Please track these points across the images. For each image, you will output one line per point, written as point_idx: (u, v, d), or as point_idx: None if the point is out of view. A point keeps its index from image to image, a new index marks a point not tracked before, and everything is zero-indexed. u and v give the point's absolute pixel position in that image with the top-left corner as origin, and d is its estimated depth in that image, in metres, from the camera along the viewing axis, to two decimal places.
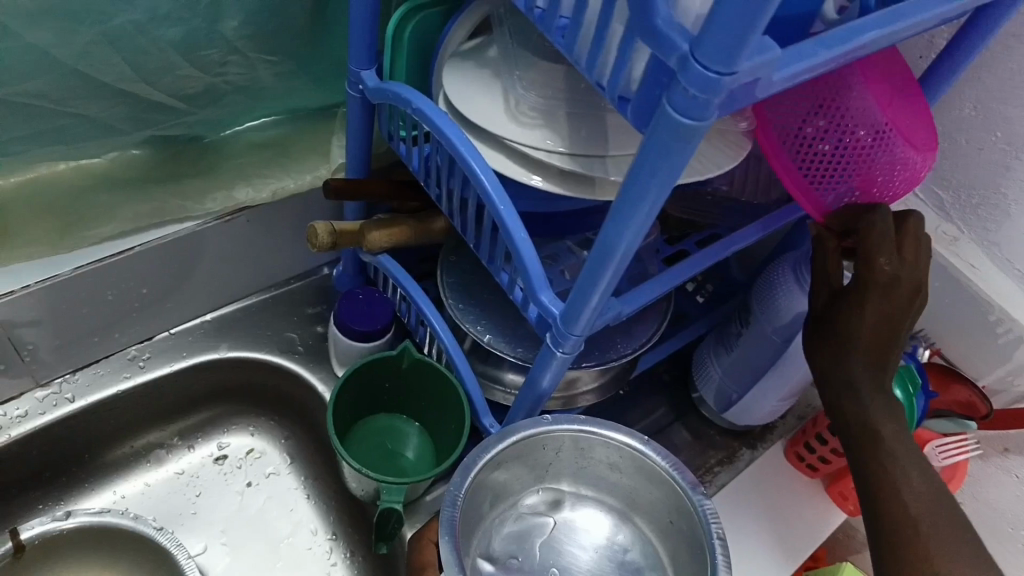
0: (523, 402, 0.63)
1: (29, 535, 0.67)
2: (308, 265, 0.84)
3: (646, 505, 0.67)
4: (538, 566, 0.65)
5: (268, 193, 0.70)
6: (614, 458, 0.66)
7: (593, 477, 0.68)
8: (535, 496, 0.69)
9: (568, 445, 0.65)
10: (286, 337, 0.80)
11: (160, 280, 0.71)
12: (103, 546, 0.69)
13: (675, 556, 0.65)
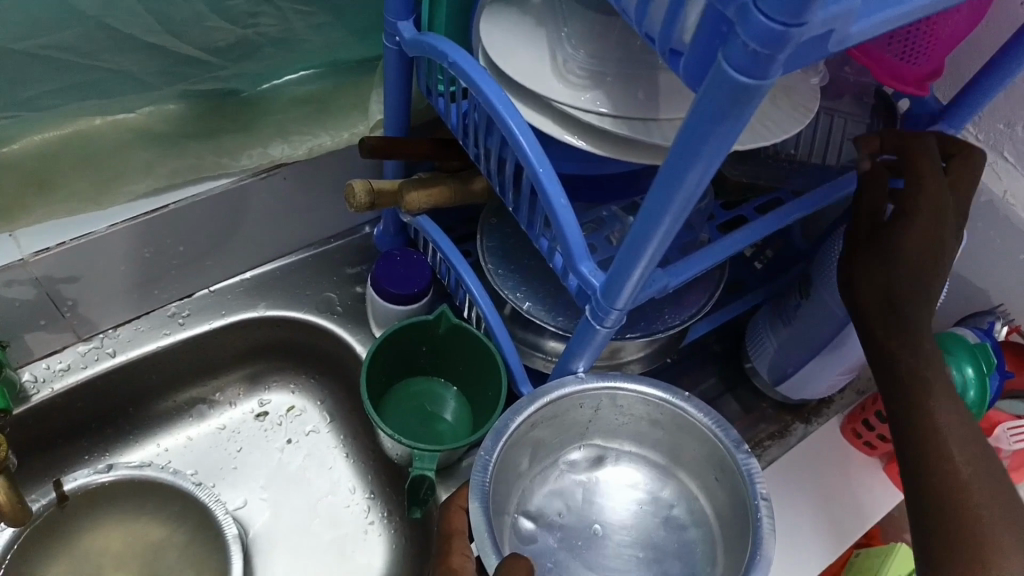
0: (559, 373, 0.60)
1: (73, 486, 0.66)
2: (347, 223, 0.82)
3: (690, 461, 0.63)
4: (579, 524, 0.62)
5: (304, 151, 0.68)
6: (653, 414, 0.62)
7: (635, 433, 0.65)
8: (577, 453, 0.66)
9: (606, 402, 0.62)
10: (325, 297, 0.78)
11: (198, 238, 0.69)
12: (148, 499, 0.69)
13: (719, 511, 0.61)
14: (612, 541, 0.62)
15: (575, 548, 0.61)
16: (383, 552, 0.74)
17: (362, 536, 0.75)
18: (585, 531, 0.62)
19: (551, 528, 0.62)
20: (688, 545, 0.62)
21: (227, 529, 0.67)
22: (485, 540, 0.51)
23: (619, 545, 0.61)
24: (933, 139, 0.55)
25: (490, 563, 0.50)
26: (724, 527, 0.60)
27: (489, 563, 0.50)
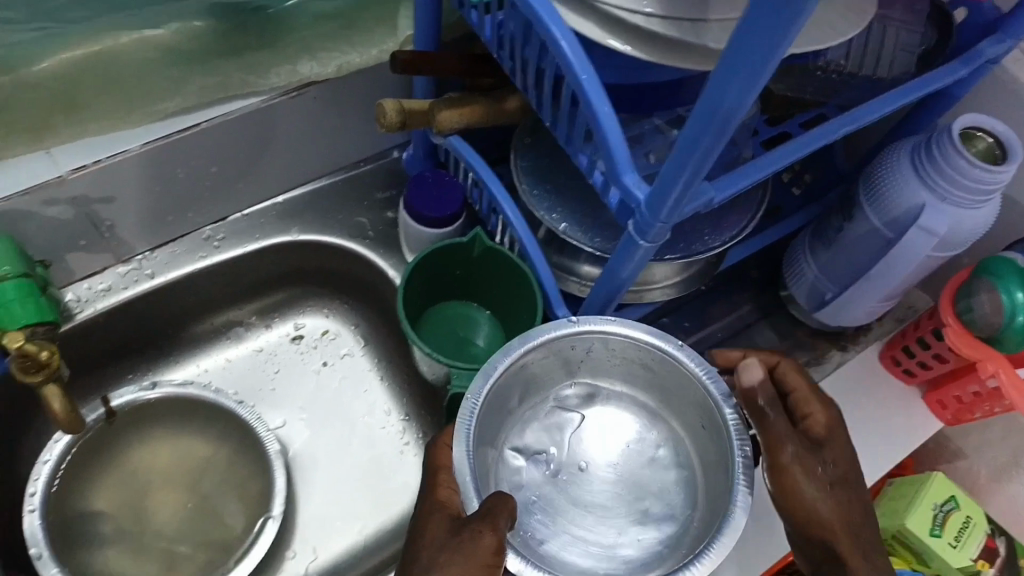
0: (598, 292, 0.59)
1: (120, 403, 0.68)
2: (377, 147, 0.80)
3: (681, 406, 0.59)
4: (564, 463, 0.59)
5: (332, 69, 0.65)
6: (646, 359, 0.58)
7: (629, 373, 0.61)
8: (570, 390, 0.62)
9: (597, 343, 0.58)
10: (357, 222, 0.77)
11: (230, 159, 0.68)
12: (196, 415, 0.71)
13: (704, 459, 0.58)
14: (597, 482, 0.58)
15: (562, 484, 0.58)
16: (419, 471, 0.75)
17: (399, 455, 0.76)
18: (570, 469, 0.59)
19: (535, 466, 0.59)
20: (666, 489, 0.58)
21: (271, 445, 0.68)
22: (467, 483, 0.50)
23: (603, 487, 0.58)
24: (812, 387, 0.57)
25: (469, 507, 0.49)
26: (708, 474, 0.57)
27: (467, 506, 0.49)
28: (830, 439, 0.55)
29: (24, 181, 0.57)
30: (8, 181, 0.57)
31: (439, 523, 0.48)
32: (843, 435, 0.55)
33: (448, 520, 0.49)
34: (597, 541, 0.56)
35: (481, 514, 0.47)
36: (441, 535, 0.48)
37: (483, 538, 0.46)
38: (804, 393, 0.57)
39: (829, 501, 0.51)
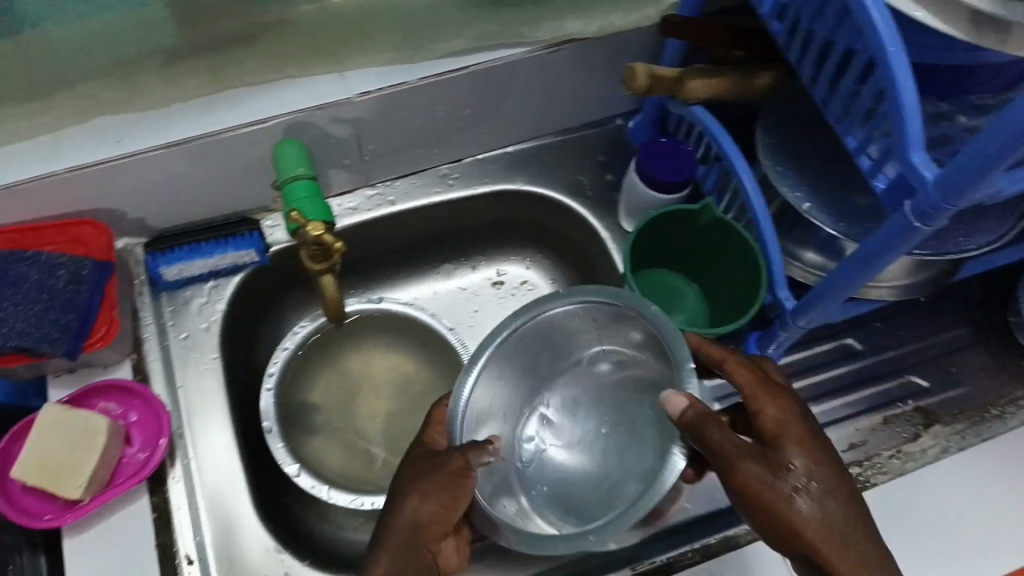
0: (839, 277, 0.55)
1: (351, 309, 0.75)
2: (603, 113, 0.80)
3: (638, 365, 0.58)
4: (590, 431, 0.60)
5: (595, 29, 0.65)
6: (593, 314, 0.58)
7: (615, 336, 0.59)
8: (603, 360, 0.61)
9: (571, 313, 0.59)
10: (576, 180, 0.79)
11: (480, 104, 0.71)
12: (411, 335, 0.77)
13: (621, 429, 0.58)
14: (600, 445, 0.58)
15: (518, 434, 0.60)
16: None
17: None
18: (529, 419, 0.61)
19: (524, 419, 0.60)
20: (610, 450, 0.57)
21: None
22: (464, 421, 0.56)
23: (553, 446, 0.60)
24: (784, 396, 0.51)
25: (455, 440, 0.55)
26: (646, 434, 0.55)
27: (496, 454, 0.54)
28: (779, 438, 0.49)
29: (316, 99, 0.63)
30: (299, 98, 0.63)
31: (421, 458, 0.54)
32: (812, 444, 0.49)
33: (426, 453, 0.54)
34: (551, 496, 0.57)
35: (460, 448, 0.53)
36: (416, 462, 0.54)
37: (450, 462, 0.52)
38: (779, 401, 0.51)
39: (849, 529, 0.47)
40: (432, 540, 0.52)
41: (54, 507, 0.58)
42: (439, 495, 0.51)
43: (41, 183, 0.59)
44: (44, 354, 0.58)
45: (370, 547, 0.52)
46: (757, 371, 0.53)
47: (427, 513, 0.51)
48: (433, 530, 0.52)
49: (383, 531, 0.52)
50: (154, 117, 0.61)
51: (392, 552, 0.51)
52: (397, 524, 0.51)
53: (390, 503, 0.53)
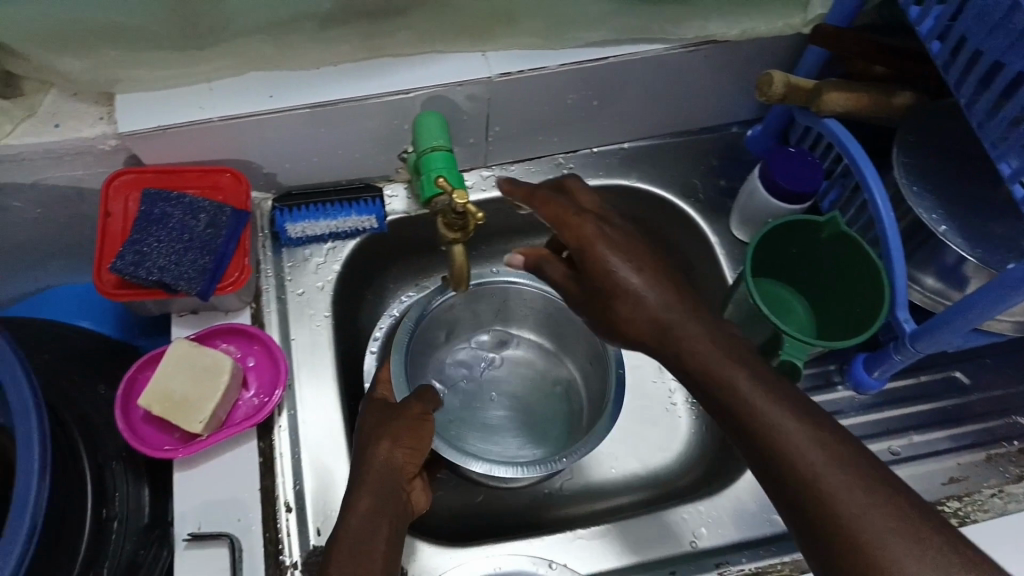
0: (973, 303, 0.53)
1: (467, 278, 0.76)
2: (724, 119, 0.79)
3: (572, 344, 0.79)
4: (482, 389, 0.78)
5: (738, 32, 0.65)
6: (547, 309, 0.77)
7: (530, 319, 0.80)
8: (487, 335, 0.81)
9: (510, 298, 0.77)
10: (689, 182, 0.78)
11: (608, 97, 0.71)
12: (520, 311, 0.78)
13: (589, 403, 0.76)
14: (516, 411, 0.77)
15: (478, 403, 0.77)
16: (685, 432, 0.80)
17: (667, 412, 0.82)
18: (484, 397, 0.78)
19: (461, 394, 0.77)
20: (563, 416, 0.78)
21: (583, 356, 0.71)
22: (400, 383, 0.66)
23: (536, 416, 0.77)
24: (586, 189, 0.53)
25: (397, 397, 0.65)
26: (590, 404, 0.76)
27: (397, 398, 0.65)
28: (725, 372, 0.46)
29: (457, 75, 0.64)
30: (440, 73, 0.64)
31: (376, 407, 0.61)
32: (717, 329, 0.48)
33: (379, 403, 0.62)
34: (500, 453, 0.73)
35: (412, 396, 0.62)
36: (388, 411, 0.60)
37: (412, 405, 0.61)
38: (613, 247, 0.48)
39: (805, 439, 0.42)
40: (402, 481, 0.57)
41: (172, 439, 0.60)
42: (405, 439, 0.58)
43: (193, 129, 0.62)
44: (180, 291, 0.60)
45: (346, 493, 0.55)
46: (608, 238, 0.49)
47: (398, 455, 0.57)
48: (405, 472, 0.57)
49: (361, 473, 0.56)
50: (299, 77, 0.63)
51: (373, 487, 0.54)
52: (374, 466, 0.56)
53: (361, 448, 0.57)
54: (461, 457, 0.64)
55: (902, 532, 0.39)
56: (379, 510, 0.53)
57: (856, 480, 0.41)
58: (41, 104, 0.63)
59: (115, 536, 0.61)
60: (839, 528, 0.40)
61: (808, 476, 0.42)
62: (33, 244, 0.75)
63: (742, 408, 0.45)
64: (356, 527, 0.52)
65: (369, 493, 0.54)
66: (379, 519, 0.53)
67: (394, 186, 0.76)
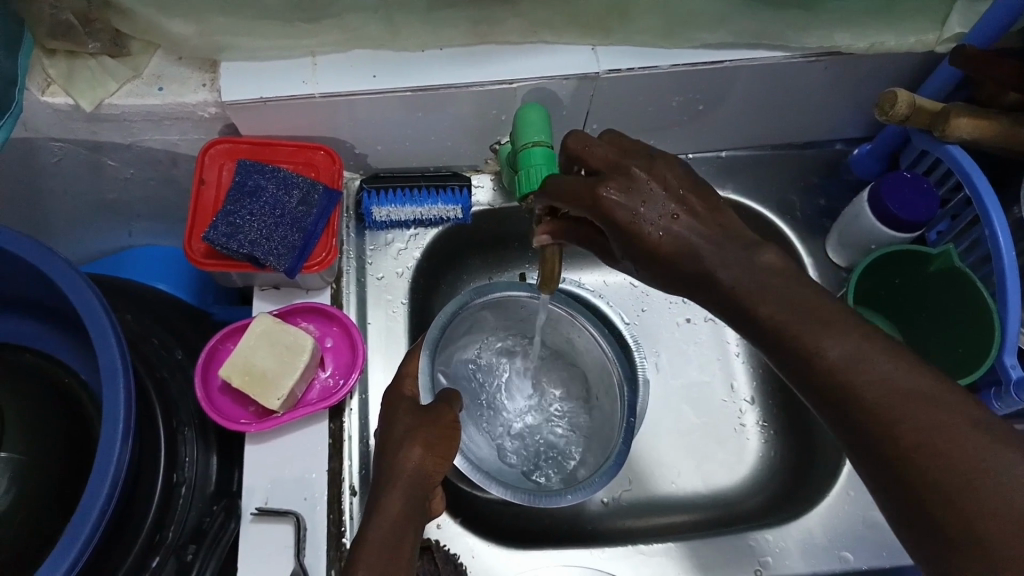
0: None
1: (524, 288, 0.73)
2: (830, 135, 0.75)
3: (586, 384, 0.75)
4: (478, 394, 0.73)
5: (865, 46, 0.61)
6: (576, 337, 0.73)
7: (551, 342, 0.76)
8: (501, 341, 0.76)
9: (545, 316, 0.73)
10: (787, 199, 0.75)
11: (714, 103, 0.68)
12: (554, 326, 0.74)
13: (586, 437, 0.72)
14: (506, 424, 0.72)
15: (476, 401, 0.72)
16: (753, 456, 0.74)
17: (736, 431, 0.75)
18: (480, 401, 0.73)
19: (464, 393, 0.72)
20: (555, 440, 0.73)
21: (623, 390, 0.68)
22: (424, 383, 0.63)
23: (539, 431, 0.73)
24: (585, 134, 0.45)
25: (424, 400, 0.62)
26: (586, 443, 0.71)
27: (425, 400, 0.62)
28: (797, 325, 0.40)
29: (564, 70, 0.61)
30: (547, 65, 0.62)
31: (407, 410, 0.58)
32: (779, 280, 0.41)
33: (410, 405, 0.58)
34: (491, 456, 0.68)
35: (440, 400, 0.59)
36: (421, 415, 0.57)
37: (445, 414, 0.57)
38: (648, 207, 0.43)
39: (891, 362, 0.38)
40: (429, 490, 0.53)
41: (247, 413, 0.61)
42: (439, 447, 0.55)
43: (294, 103, 0.61)
44: (267, 266, 0.60)
45: (373, 498, 0.51)
46: (639, 204, 0.43)
47: (430, 463, 0.54)
48: (433, 479, 0.54)
49: (392, 476, 0.52)
50: (403, 58, 0.62)
51: (404, 493, 0.51)
52: (404, 471, 0.52)
53: (392, 451, 0.54)
54: (482, 478, 0.60)
55: (1000, 475, 0.34)
56: (407, 517, 0.50)
57: (941, 420, 0.36)
58: (147, 65, 0.62)
59: (182, 501, 0.62)
60: (930, 484, 0.35)
61: (885, 424, 0.37)
62: (122, 203, 0.76)
63: (819, 365, 0.39)
64: (382, 534, 0.48)
65: (398, 499, 0.50)
66: (405, 528, 0.49)
67: (481, 176, 0.74)
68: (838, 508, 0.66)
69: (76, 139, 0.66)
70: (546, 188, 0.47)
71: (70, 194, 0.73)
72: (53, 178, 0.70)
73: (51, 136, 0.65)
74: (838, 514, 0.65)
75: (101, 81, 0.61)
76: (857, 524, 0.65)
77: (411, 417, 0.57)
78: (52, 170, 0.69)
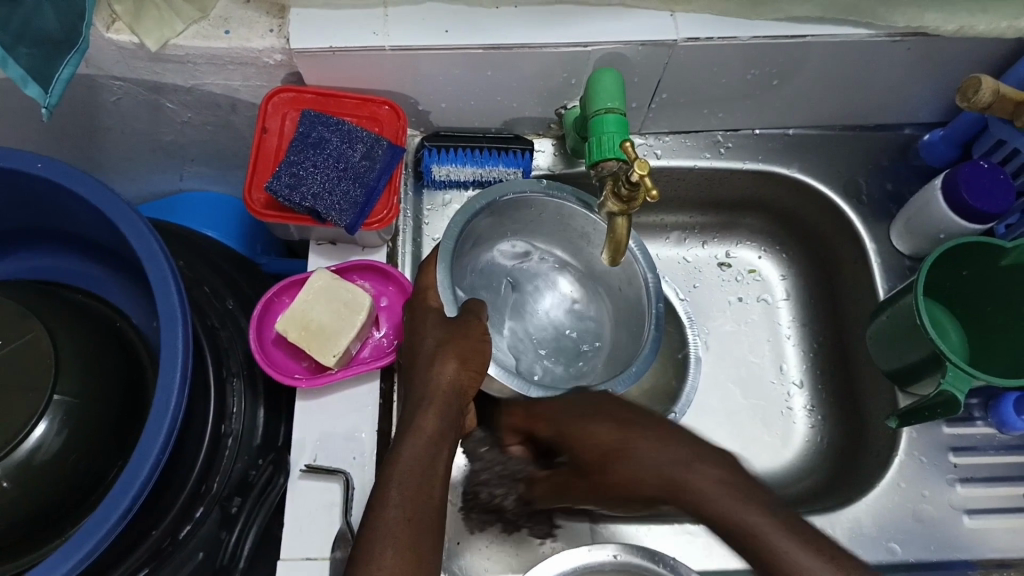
0: None
1: (525, 187, 0.65)
2: (901, 118, 0.73)
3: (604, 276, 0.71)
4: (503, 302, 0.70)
5: (955, 28, 0.59)
6: (588, 230, 0.69)
7: (565, 239, 0.71)
8: (513, 245, 0.71)
9: (553, 212, 0.68)
10: (854, 181, 0.73)
11: (790, 79, 0.66)
12: (567, 224, 0.69)
13: (616, 329, 0.70)
14: (532, 332, 0.70)
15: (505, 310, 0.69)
16: (800, 439, 0.74)
17: (782, 415, 0.75)
18: (504, 311, 0.70)
19: (489, 301, 0.69)
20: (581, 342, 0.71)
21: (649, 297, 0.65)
22: (447, 296, 0.59)
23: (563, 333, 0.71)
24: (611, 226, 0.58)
25: (449, 311, 0.58)
26: (616, 333, 0.70)
27: (450, 313, 0.58)
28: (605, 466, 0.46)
29: (642, 34, 0.60)
30: (625, 28, 0.60)
31: (436, 322, 0.56)
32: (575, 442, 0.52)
33: (439, 317, 0.57)
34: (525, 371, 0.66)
35: (470, 313, 0.57)
36: (452, 328, 0.56)
37: (474, 325, 0.56)
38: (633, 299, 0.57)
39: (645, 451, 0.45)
40: (465, 402, 0.53)
41: (301, 367, 0.61)
42: (473, 361, 0.54)
43: (364, 54, 0.59)
44: (328, 221, 0.59)
45: (408, 410, 0.51)
46: None
47: (464, 377, 0.53)
48: (467, 394, 0.53)
49: (426, 392, 0.52)
50: (477, 14, 0.60)
51: (440, 408, 0.51)
52: (436, 385, 0.52)
53: (424, 366, 0.53)
54: (520, 384, 0.58)
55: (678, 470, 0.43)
56: (442, 433, 0.49)
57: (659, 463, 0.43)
58: (215, 7, 0.61)
59: (229, 452, 0.62)
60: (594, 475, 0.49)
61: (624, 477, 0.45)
62: (175, 146, 0.75)
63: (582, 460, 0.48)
64: (418, 448, 0.48)
65: (435, 414, 0.50)
66: (441, 443, 0.49)
67: (542, 140, 0.73)
68: (887, 498, 0.64)
69: (137, 79, 0.64)
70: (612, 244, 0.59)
71: (125, 135, 0.72)
72: (112, 118, 0.69)
73: (112, 75, 0.64)
74: (890, 505, 0.64)
75: (167, 20, 0.59)
76: (907, 517, 0.63)
77: (441, 329, 0.56)
78: (109, 110, 0.68)
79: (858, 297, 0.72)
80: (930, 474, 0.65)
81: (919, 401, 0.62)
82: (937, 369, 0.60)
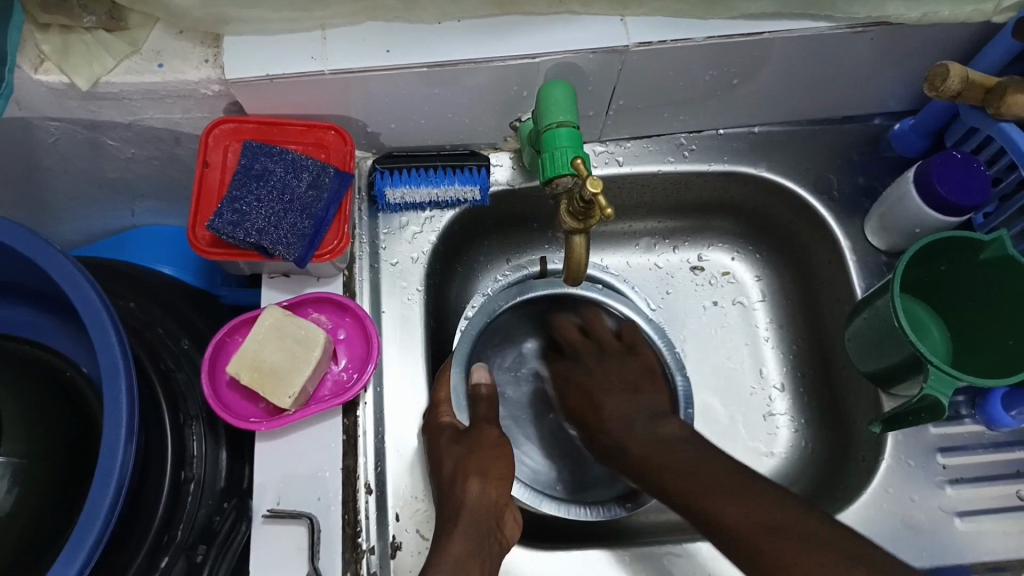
0: None
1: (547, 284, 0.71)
2: (870, 109, 0.70)
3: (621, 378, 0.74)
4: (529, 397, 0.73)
5: (918, 15, 0.57)
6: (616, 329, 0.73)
7: None
8: (535, 345, 0.75)
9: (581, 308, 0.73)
10: (824, 176, 0.70)
11: (751, 78, 0.63)
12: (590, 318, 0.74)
13: None
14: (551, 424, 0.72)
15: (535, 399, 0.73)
16: (783, 445, 0.72)
17: (765, 423, 0.73)
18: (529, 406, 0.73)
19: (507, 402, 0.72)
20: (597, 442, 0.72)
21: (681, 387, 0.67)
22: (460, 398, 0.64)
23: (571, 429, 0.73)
24: (569, 243, 0.56)
25: (461, 419, 0.63)
26: None
27: (461, 419, 0.63)
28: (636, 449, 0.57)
29: (591, 42, 0.57)
30: (575, 38, 0.57)
31: (449, 436, 0.60)
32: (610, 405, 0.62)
33: (451, 432, 0.60)
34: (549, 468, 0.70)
35: (485, 420, 0.61)
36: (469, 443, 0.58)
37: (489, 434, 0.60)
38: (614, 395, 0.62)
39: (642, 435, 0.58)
40: (498, 516, 0.54)
41: (257, 410, 0.59)
42: (492, 474, 0.57)
43: (304, 80, 0.57)
44: (275, 255, 0.57)
45: (442, 529, 0.53)
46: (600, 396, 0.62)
47: (493, 492, 0.55)
48: (501, 506, 0.55)
49: (456, 511, 0.54)
50: (419, 30, 0.58)
51: (467, 527, 0.52)
52: (467, 504, 0.54)
53: (451, 486, 0.56)
54: (531, 496, 0.62)
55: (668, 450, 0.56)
56: (476, 554, 0.51)
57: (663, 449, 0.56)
58: (145, 40, 0.58)
59: (190, 498, 0.60)
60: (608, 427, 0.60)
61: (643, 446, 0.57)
62: (125, 182, 0.72)
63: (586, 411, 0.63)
64: (447, 570, 0.49)
65: (463, 535, 0.52)
66: (472, 563, 0.50)
67: (500, 154, 0.70)
68: (873, 507, 0.62)
69: (73, 118, 0.62)
70: (571, 262, 0.57)
71: (71, 174, 0.70)
72: (54, 158, 0.67)
73: (46, 115, 0.61)
74: (875, 515, 0.61)
75: (97, 56, 0.57)
76: (896, 522, 0.61)
77: (457, 446, 0.59)
78: (49, 150, 0.66)
79: (834, 295, 0.70)
80: (916, 477, 0.63)
81: (903, 405, 0.60)
82: (919, 372, 0.58)
